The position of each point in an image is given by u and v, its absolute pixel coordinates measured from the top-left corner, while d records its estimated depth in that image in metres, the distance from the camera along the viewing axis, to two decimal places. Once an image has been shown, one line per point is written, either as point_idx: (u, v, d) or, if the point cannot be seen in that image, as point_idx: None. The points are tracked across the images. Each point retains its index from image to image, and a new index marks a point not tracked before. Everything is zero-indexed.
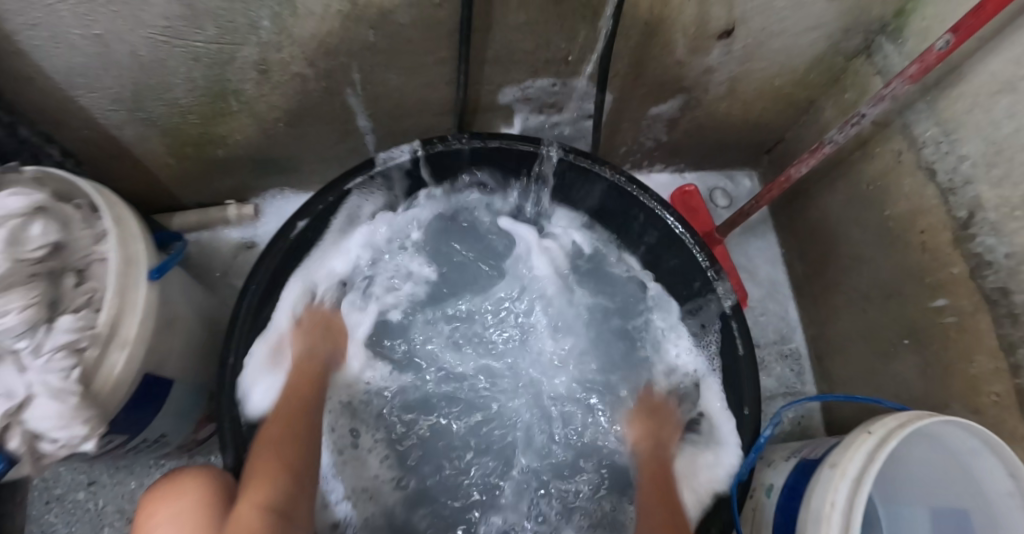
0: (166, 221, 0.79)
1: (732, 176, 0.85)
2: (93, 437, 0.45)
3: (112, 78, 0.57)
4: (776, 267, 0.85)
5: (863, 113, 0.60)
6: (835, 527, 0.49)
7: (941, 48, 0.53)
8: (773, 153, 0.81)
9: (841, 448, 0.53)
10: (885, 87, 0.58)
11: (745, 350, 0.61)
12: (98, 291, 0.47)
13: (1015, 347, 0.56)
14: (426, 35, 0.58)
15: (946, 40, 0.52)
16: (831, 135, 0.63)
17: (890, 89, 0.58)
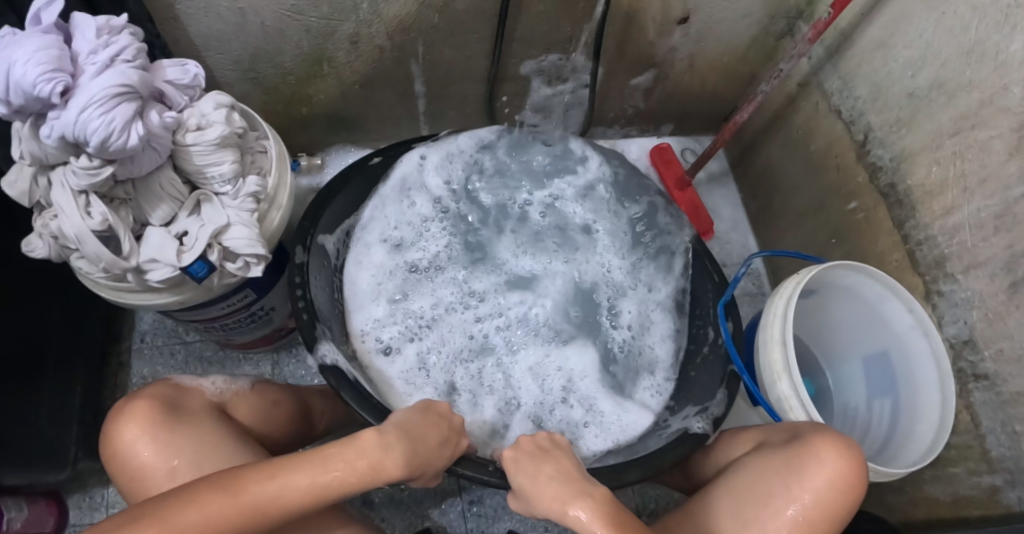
0: None
1: (698, 140, 1.12)
2: (260, 263, 0.64)
3: (241, 41, 0.80)
4: (736, 208, 1.13)
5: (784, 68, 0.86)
6: (776, 327, 0.72)
7: (825, 18, 0.78)
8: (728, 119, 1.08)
9: (785, 283, 0.75)
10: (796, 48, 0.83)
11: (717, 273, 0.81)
12: (262, 171, 0.67)
13: (903, 223, 0.82)
14: (474, 17, 0.82)
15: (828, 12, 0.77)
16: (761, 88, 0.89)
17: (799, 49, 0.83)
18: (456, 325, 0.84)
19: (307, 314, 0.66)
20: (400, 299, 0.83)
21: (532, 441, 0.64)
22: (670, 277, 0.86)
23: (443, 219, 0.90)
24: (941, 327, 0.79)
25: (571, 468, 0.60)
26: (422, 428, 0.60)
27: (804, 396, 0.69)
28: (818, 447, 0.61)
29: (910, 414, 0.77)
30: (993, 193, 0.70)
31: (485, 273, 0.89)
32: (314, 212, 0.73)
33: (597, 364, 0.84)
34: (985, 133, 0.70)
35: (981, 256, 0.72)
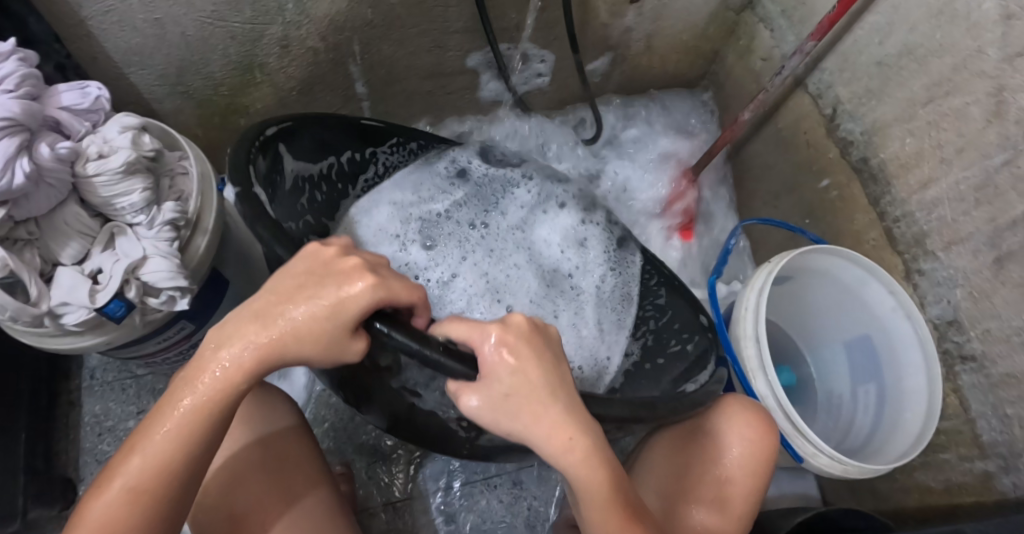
0: None
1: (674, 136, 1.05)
2: (186, 296, 0.60)
3: (163, 55, 0.72)
4: None
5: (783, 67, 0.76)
6: (748, 323, 0.68)
7: None
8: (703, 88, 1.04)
9: (760, 270, 0.70)
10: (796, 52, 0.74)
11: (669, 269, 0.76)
12: (182, 195, 0.62)
13: (879, 199, 0.77)
14: (410, 11, 0.77)
15: None
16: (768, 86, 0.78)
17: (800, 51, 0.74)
18: (490, 268, 0.83)
19: (248, 162, 0.55)
20: (433, 246, 0.83)
21: (507, 327, 0.48)
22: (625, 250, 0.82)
23: (462, 179, 0.86)
24: (924, 308, 0.75)
25: (535, 365, 0.47)
26: (279, 295, 0.46)
27: (781, 395, 0.66)
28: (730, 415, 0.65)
29: (895, 400, 0.74)
30: (971, 163, 0.66)
31: (508, 218, 0.87)
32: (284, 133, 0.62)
33: (588, 315, 0.81)
34: (960, 100, 0.66)
35: (963, 231, 0.68)
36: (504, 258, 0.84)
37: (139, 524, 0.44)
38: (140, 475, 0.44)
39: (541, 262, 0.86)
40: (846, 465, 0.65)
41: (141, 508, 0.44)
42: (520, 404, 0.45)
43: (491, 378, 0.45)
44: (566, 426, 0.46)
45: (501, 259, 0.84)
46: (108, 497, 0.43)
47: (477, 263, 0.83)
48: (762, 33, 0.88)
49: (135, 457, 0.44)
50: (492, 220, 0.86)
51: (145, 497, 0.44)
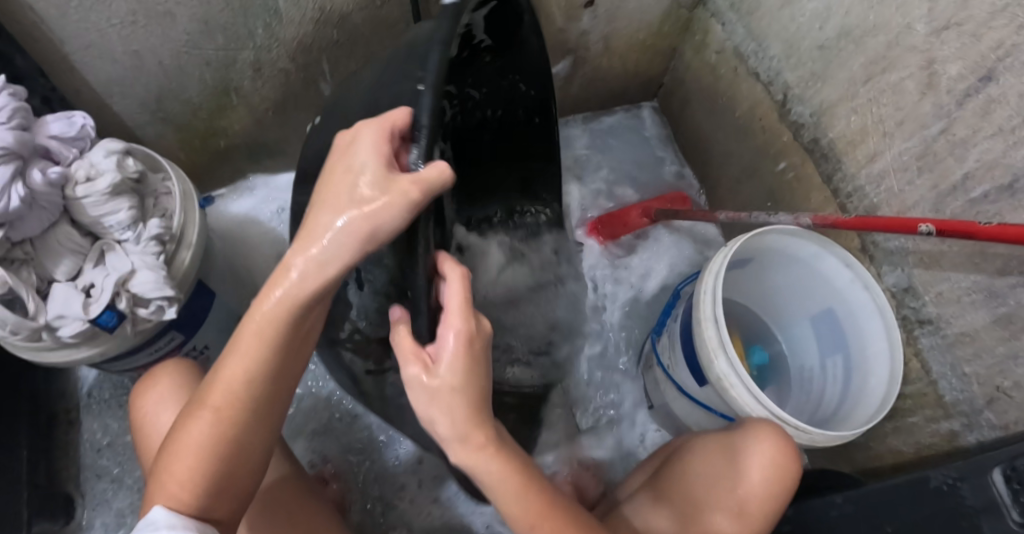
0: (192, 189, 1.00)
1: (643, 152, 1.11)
2: (174, 304, 0.64)
3: (142, 84, 0.78)
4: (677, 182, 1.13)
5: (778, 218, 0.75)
6: (707, 305, 0.70)
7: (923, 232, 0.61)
8: (665, 87, 1.09)
9: (719, 256, 0.72)
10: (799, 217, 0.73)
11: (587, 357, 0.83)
12: (167, 212, 0.67)
13: (832, 176, 0.80)
14: (373, 30, 0.82)
15: (929, 229, 0.60)
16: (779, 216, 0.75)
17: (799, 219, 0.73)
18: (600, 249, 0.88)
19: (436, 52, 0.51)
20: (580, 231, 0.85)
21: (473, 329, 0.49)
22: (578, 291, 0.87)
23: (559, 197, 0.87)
24: (881, 278, 0.78)
25: (473, 351, 0.49)
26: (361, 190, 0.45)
27: (741, 372, 0.67)
28: (756, 426, 0.65)
29: (861, 370, 0.76)
30: (911, 135, 0.70)
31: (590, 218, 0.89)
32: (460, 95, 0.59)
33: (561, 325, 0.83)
34: (896, 75, 0.69)
35: (909, 200, 0.71)
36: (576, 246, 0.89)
37: (221, 437, 0.50)
38: (235, 391, 0.50)
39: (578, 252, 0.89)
40: (812, 434, 0.67)
41: (225, 425, 0.50)
42: (450, 403, 0.48)
43: (440, 364, 0.48)
44: (483, 433, 0.50)
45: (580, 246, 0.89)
46: (199, 418, 0.50)
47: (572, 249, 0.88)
48: (714, 27, 0.92)
49: (238, 369, 0.49)
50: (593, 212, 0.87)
51: (235, 412, 0.50)
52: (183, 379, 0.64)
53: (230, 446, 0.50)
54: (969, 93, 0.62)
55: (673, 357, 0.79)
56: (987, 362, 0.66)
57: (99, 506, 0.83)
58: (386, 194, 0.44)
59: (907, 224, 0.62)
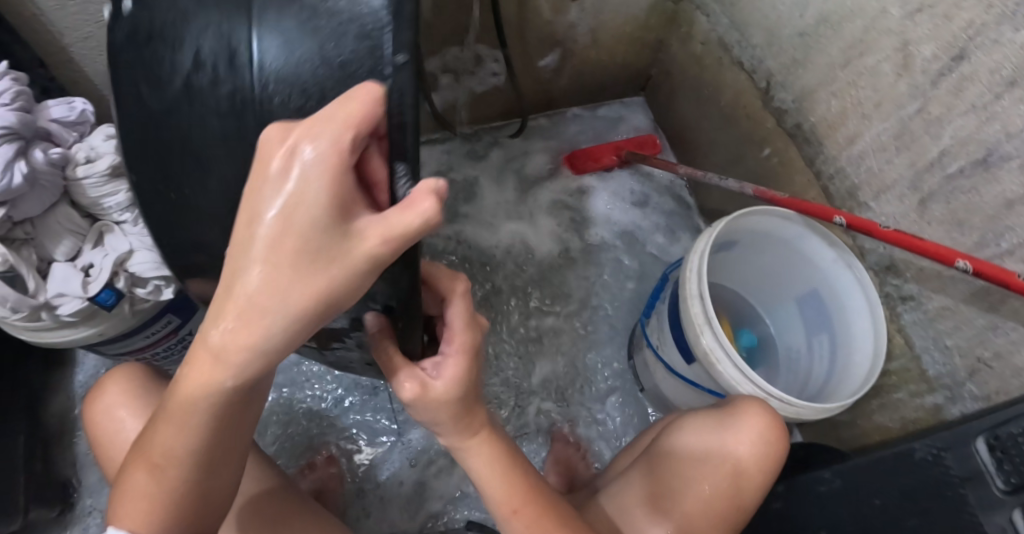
0: None
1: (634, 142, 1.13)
2: (171, 285, 0.66)
3: None
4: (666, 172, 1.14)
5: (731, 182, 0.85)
6: (693, 283, 0.72)
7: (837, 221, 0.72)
8: (652, 81, 1.12)
9: (703, 236, 0.74)
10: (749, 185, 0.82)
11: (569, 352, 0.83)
12: None
13: (814, 159, 0.82)
14: None
15: (841, 221, 0.71)
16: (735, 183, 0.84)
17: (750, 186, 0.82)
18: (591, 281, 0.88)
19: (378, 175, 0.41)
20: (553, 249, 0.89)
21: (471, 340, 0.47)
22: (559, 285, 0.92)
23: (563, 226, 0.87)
24: (863, 257, 0.79)
25: (473, 369, 0.47)
26: (291, 251, 0.29)
27: (727, 346, 0.68)
28: (751, 411, 0.64)
29: (846, 347, 0.77)
30: (888, 115, 0.72)
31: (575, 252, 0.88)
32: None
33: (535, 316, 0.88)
34: (873, 58, 0.72)
35: (888, 179, 0.73)
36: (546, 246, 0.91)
37: (171, 490, 0.42)
38: (175, 451, 0.41)
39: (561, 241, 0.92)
40: (797, 406, 0.67)
41: (171, 483, 0.42)
42: (449, 412, 0.48)
43: (438, 377, 0.46)
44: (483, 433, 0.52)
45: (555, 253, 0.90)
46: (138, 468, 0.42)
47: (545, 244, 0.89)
48: (699, 19, 0.94)
49: (170, 437, 0.40)
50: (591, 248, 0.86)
51: (179, 470, 0.41)
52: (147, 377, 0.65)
53: (188, 500, 0.43)
54: (942, 72, 0.65)
55: (660, 335, 0.80)
56: (967, 334, 0.68)
57: (95, 493, 0.84)
58: (337, 264, 0.29)
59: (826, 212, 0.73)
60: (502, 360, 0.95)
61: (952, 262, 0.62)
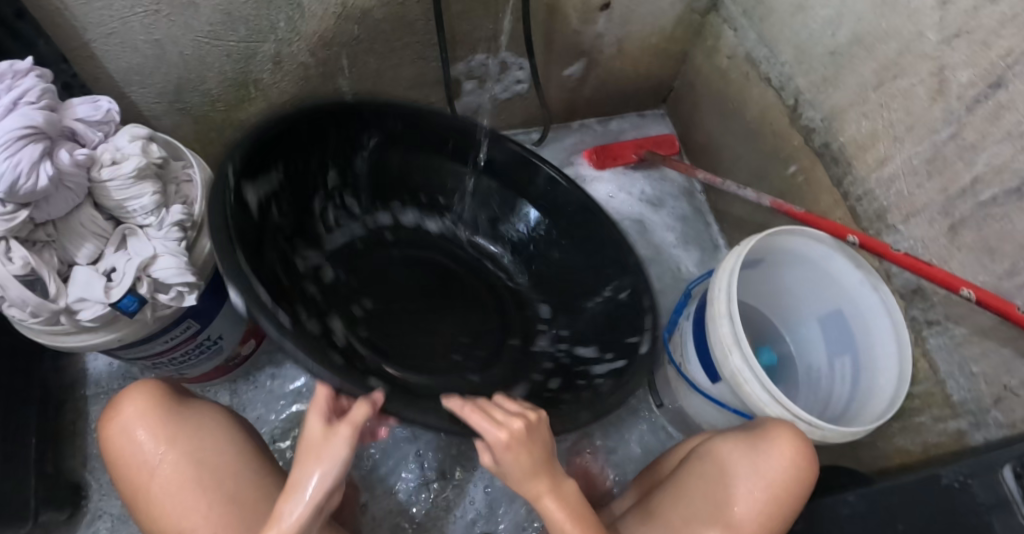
0: None
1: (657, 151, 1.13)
2: (194, 291, 0.64)
3: (162, 74, 0.81)
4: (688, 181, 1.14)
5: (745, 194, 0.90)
6: (722, 302, 0.71)
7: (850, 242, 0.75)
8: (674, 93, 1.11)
9: (729, 256, 0.73)
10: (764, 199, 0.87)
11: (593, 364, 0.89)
12: (189, 199, 0.68)
13: (841, 180, 0.82)
14: (394, 26, 0.84)
15: (852, 243, 0.75)
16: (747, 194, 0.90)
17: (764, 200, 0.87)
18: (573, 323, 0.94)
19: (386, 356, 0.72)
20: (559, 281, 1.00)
21: (512, 432, 0.54)
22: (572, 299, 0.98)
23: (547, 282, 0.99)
24: (890, 279, 0.79)
25: (521, 447, 0.54)
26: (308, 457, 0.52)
27: (755, 368, 0.68)
28: (778, 429, 0.64)
29: (869, 369, 0.77)
30: (921, 139, 0.71)
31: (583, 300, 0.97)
32: (257, 162, 0.70)
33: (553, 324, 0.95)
34: (907, 81, 0.71)
35: (919, 202, 0.73)
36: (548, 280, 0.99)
37: None
38: None
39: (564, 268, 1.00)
40: (826, 430, 0.66)
41: None
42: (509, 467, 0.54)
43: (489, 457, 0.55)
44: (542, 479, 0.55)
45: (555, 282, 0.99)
46: None
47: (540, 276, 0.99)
48: (726, 33, 0.94)
49: None
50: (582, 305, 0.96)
51: None
52: (146, 394, 0.68)
53: None
54: (978, 99, 0.64)
55: (686, 352, 0.80)
56: (994, 361, 0.68)
57: (105, 497, 0.82)
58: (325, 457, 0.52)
59: (838, 231, 0.76)
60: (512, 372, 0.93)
61: (954, 290, 0.66)
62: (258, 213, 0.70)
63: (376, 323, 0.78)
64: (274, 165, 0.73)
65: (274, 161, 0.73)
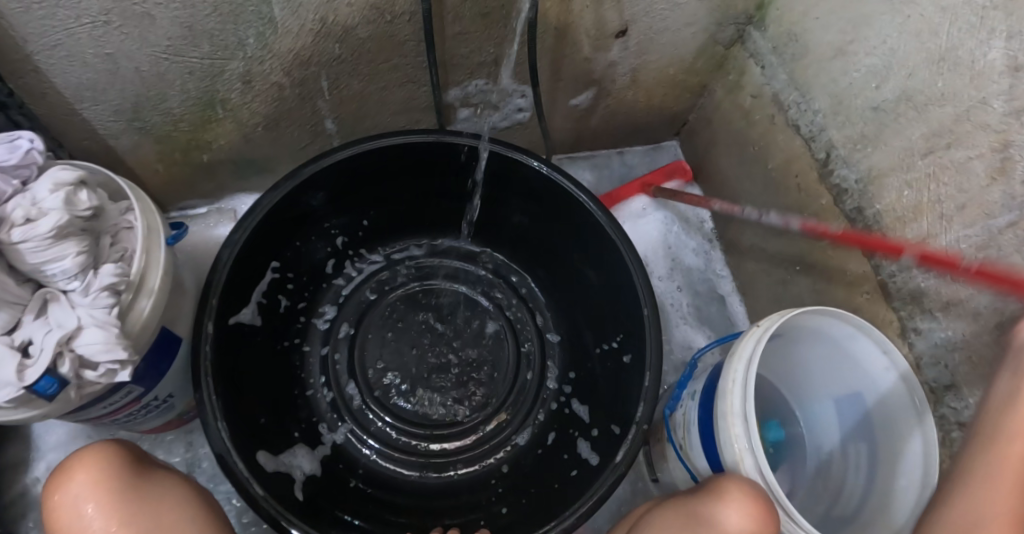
0: (163, 205, 0.91)
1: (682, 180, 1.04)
2: (128, 366, 0.55)
3: (117, 91, 0.71)
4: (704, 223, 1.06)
5: (772, 220, 0.79)
6: (735, 399, 0.62)
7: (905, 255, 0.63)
8: (686, 127, 1.02)
9: (749, 342, 0.64)
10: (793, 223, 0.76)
11: (544, 415, 0.89)
12: (127, 251, 0.59)
13: (874, 251, 0.73)
14: (381, 45, 0.73)
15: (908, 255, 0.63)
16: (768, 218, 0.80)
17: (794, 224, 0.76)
18: (529, 374, 0.92)
19: (352, 407, 0.89)
20: (525, 314, 0.96)
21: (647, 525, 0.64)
22: (541, 333, 0.95)
23: (507, 326, 0.95)
24: (920, 369, 0.70)
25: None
26: None
27: (770, 478, 0.59)
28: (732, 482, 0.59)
29: (887, 466, 0.70)
30: (973, 222, 0.62)
31: (546, 346, 0.94)
32: (238, 281, 0.75)
33: (506, 361, 0.93)
34: (963, 153, 0.62)
35: (962, 292, 0.64)
36: (517, 313, 0.96)
37: None
38: None
39: (536, 306, 0.96)
40: None
41: None
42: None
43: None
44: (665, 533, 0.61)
45: (522, 320, 0.96)
46: None
47: (506, 313, 0.96)
48: (752, 68, 0.84)
49: None
50: (537, 355, 0.94)
51: None
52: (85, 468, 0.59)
53: None
54: None
55: (688, 438, 0.71)
56: None
57: None
58: None
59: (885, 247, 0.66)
60: (471, 402, 0.91)
61: None
62: (251, 326, 0.80)
63: (354, 345, 0.92)
64: (294, 247, 0.84)
65: (278, 262, 0.83)
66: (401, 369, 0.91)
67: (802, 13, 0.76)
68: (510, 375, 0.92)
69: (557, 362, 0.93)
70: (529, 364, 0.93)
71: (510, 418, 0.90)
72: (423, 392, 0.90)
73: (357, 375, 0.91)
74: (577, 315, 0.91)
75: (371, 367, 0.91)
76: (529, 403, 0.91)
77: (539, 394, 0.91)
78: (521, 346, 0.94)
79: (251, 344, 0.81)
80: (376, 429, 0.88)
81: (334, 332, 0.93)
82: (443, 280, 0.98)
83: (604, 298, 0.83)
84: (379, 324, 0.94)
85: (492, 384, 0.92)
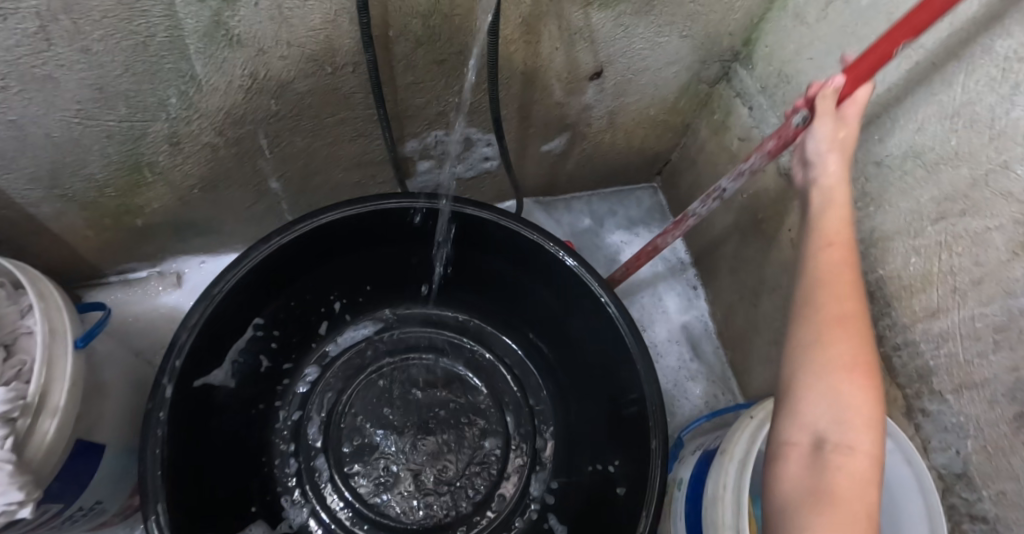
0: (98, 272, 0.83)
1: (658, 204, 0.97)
2: (27, 504, 0.47)
3: (28, 159, 0.62)
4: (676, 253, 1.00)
5: (725, 188, 0.64)
6: (726, 509, 0.55)
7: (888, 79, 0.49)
8: (664, 173, 0.95)
9: (743, 437, 0.57)
10: (745, 162, 0.60)
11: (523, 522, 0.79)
12: (26, 362, 0.52)
13: (876, 320, 0.66)
14: (323, 99, 0.65)
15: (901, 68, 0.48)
16: (693, 209, 0.67)
17: (752, 163, 0.59)
18: (512, 478, 0.81)
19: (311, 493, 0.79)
20: (519, 405, 0.85)
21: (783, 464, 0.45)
22: (536, 425, 0.84)
23: (497, 415, 0.84)
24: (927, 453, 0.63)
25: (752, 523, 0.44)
26: None
27: None
28: None
29: None
30: (990, 298, 0.54)
31: (540, 444, 0.83)
32: (206, 348, 0.66)
33: (490, 457, 0.82)
34: (981, 222, 0.54)
35: (978, 375, 0.56)
36: (511, 406, 0.85)
37: None
38: None
39: (534, 401, 0.85)
40: None
41: None
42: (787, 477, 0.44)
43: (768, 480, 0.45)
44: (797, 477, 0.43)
45: (516, 412, 0.85)
46: None
47: (498, 402, 0.85)
48: (739, 109, 0.76)
49: None
50: (525, 455, 0.82)
51: None
52: None
53: None
54: None
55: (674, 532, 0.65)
56: None
57: None
58: None
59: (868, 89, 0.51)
60: (446, 496, 0.80)
61: None
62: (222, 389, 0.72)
63: (329, 419, 0.82)
64: (276, 308, 0.75)
65: (263, 317, 0.74)
66: (377, 455, 0.81)
67: (793, 53, 0.67)
68: (493, 472, 0.81)
69: (547, 467, 0.82)
70: (515, 462, 0.82)
71: (483, 520, 0.79)
72: (396, 482, 0.80)
73: (332, 455, 0.80)
74: (577, 407, 0.80)
75: (343, 451, 0.80)
76: (505, 506, 0.80)
77: (518, 492, 0.80)
78: (511, 438, 0.83)
79: (218, 409, 0.71)
80: (338, 514, 0.78)
81: (312, 400, 0.82)
82: (434, 354, 0.87)
83: (609, 386, 0.73)
84: (359, 397, 0.83)
85: (470, 479, 0.81)
